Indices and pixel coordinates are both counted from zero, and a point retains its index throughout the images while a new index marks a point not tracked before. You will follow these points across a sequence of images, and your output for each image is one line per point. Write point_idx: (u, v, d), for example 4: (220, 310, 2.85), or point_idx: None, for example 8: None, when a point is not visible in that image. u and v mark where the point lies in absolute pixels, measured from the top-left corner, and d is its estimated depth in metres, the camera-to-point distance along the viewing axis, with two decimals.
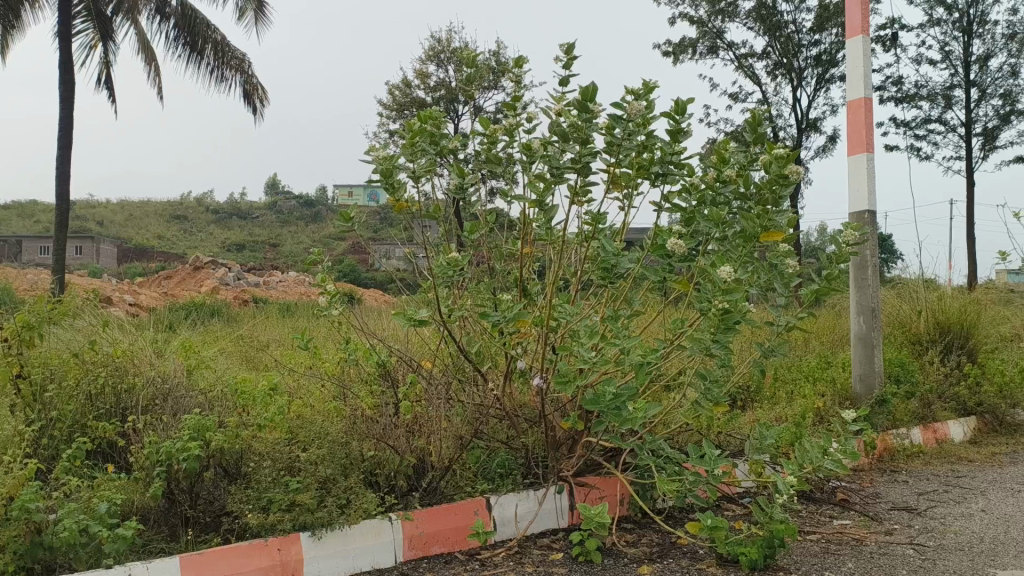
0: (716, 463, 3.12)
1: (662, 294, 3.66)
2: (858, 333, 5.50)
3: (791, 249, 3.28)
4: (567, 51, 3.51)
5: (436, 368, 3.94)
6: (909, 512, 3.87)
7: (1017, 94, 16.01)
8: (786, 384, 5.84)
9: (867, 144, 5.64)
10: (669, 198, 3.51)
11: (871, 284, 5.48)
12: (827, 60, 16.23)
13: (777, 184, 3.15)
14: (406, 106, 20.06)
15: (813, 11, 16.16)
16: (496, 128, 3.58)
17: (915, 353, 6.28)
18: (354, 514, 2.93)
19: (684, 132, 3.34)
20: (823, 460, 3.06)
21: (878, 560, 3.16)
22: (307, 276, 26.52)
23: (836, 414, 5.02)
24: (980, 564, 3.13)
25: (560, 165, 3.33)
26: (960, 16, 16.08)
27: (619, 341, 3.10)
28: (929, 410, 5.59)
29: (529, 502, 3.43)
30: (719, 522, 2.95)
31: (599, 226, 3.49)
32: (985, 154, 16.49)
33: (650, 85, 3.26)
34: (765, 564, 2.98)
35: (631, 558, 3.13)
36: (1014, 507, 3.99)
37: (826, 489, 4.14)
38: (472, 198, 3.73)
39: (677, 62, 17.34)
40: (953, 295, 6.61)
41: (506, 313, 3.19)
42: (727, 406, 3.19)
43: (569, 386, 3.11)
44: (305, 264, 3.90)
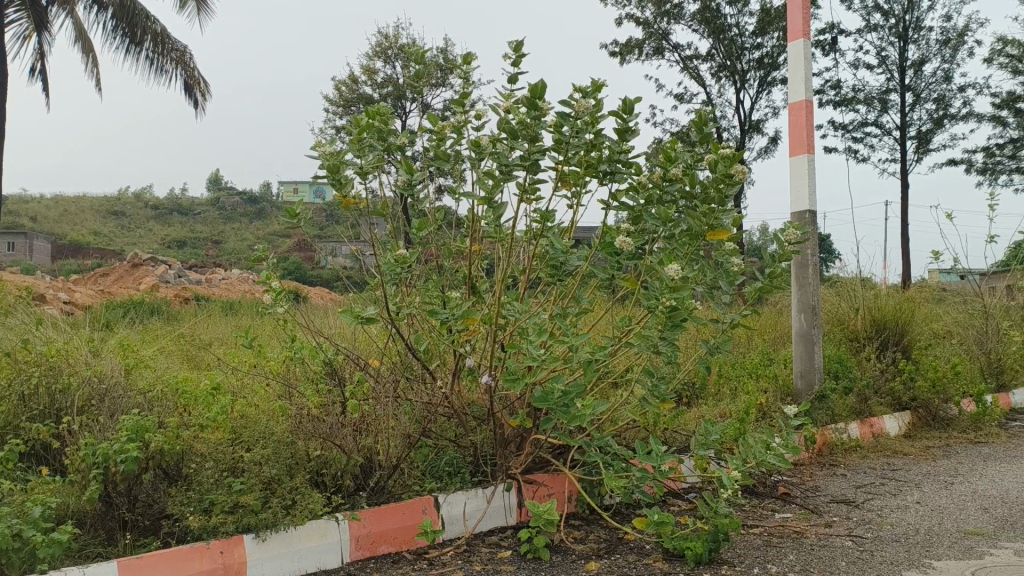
0: (663, 459, 3.16)
1: (609, 291, 3.69)
2: (800, 330, 5.61)
3: (736, 247, 3.34)
4: (515, 48, 3.50)
5: (385, 366, 3.91)
6: (847, 504, 3.97)
7: (950, 98, 16.57)
8: (730, 380, 5.94)
9: (808, 145, 5.76)
10: (617, 196, 3.53)
11: (812, 282, 5.59)
12: (769, 63, 16.54)
13: (723, 183, 3.22)
14: (352, 102, 19.88)
15: (755, 14, 16.46)
16: (445, 125, 3.55)
17: (853, 349, 6.45)
18: (300, 514, 2.90)
19: (631, 131, 3.37)
20: (766, 455, 3.12)
21: (818, 552, 3.23)
22: (250, 274, 26.07)
23: (777, 410, 5.13)
24: (916, 555, 3.23)
25: (510, 162, 3.33)
26: (896, 21, 16.55)
27: (568, 338, 3.12)
28: (866, 405, 5.74)
29: (477, 500, 3.42)
30: (666, 517, 3.00)
31: (547, 224, 3.50)
32: (919, 157, 17.01)
33: (598, 84, 3.28)
34: (710, 558, 3.03)
35: (579, 555, 3.15)
36: (948, 499, 4.13)
37: (768, 483, 4.22)
38: (421, 195, 3.71)
39: (624, 63, 17.49)
40: (889, 293, 6.80)
41: (455, 311, 3.17)
42: (673, 402, 3.24)
43: (517, 383, 3.12)
44: (250, 261, 3.84)
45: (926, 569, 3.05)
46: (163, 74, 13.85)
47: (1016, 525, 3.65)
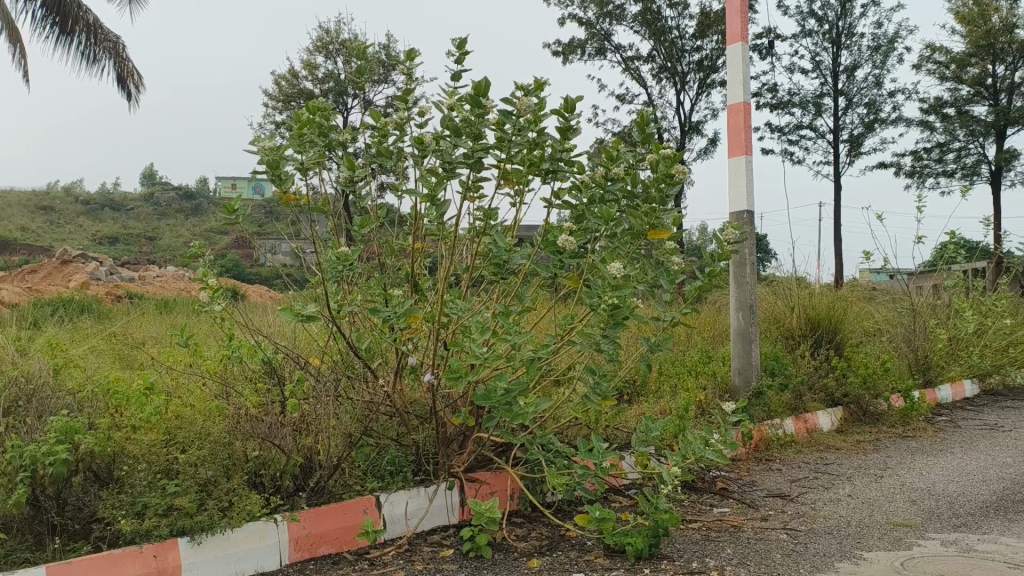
0: (605, 456, 3.19)
1: (552, 289, 3.70)
2: (737, 327, 5.71)
3: (677, 247, 3.39)
4: (459, 45, 3.49)
5: (326, 365, 3.85)
6: (782, 498, 4.07)
7: (880, 103, 17.08)
8: (669, 377, 6.03)
9: (746, 147, 5.88)
10: (560, 194, 3.55)
11: (750, 282, 5.69)
12: (709, 66, 16.83)
13: (664, 183, 3.27)
14: (292, 98, 19.61)
15: (695, 17, 16.71)
16: (387, 121, 3.52)
17: (789, 346, 6.61)
18: (237, 517, 2.84)
19: (573, 129, 3.39)
20: (705, 450, 3.18)
21: (755, 545, 3.30)
22: (186, 271, 25.50)
23: (715, 406, 5.22)
24: (848, 546, 3.32)
25: (453, 159, 3.31)
26: (829, 27, 16.99)
27: (511, 337, 3.12)
28: (800, 402, 5.87)
29: (420, 499, 3.40)
30: (607, 514, 3.03)
31: (490, 221, 3.51)
32: (851, 160, 17.51)
33: (541, 82, 3.29)
34: (650, 554, 3.07)
35: (521, 552, 3.16)
36: (878, 491, 4.26)
37: (707, 479, 4.30)
38: (363, 191, 3.67)
39: (566, 63, 17.60)
40: (823, 292, 6.97)
41: (397, 308, 3.15)
42: (614, 399, 3.27)
43: (460, 381, 3.10)
44: (185, 258, 3.74)
45: (857, 560, 3.14)
46: (96, 65, 13.44)
47: (941, 516, 3.78)
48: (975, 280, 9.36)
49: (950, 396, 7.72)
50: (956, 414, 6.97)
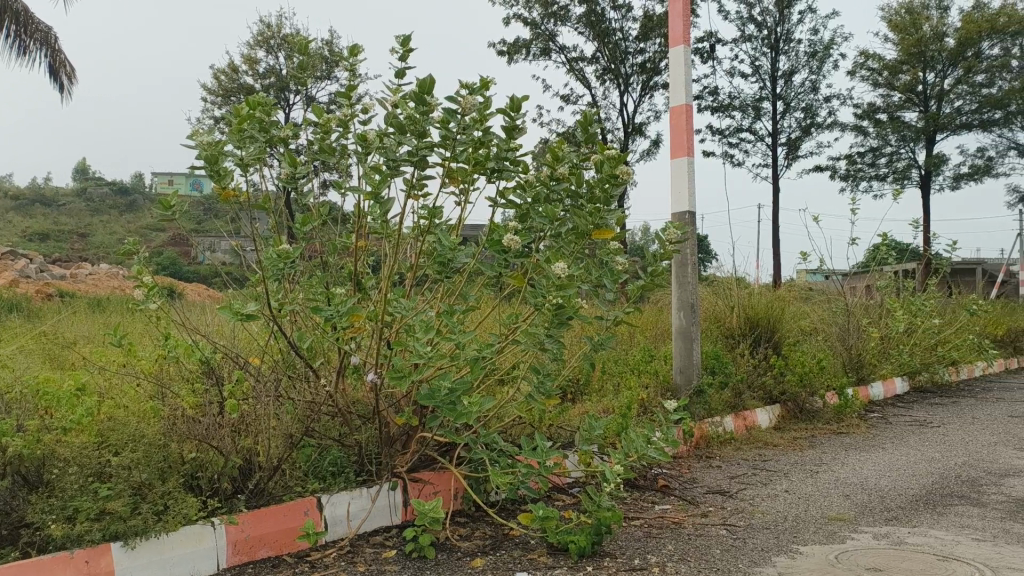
0: (548, 455, 3.21)
1: (496, 288, 3.70)
2: (679, 327, 5.78)
3: (621, 247, 3.43)
4: (403, 42, 3.47)
5: (266, 365, 3.78)
6: (722, 495, 4.14)
7: (817, 108, 17.51)
8: (612, 376, 6.09)
9: (688, 149, 5.96)
10: (505, 193, 3.55)
11: (691, 282, 5.77)
12: (651, 68, 17.05)
13: (609, 183, 3.30)
14: (232, 92, 19.27)
15: (638, 20, 16.90)
16: (330, 118, 3.47)
17: (729, 345, 6.73)
18: (173, 520, 2.77)
19: (519, 129, 3.39)
20: (647, 449, 3.22)
21: (696, 541, 3.35)
22: (120, 268, 24.79)
23: (657, 405, 5.28)
24: (785, 541, 3.39)
25: (396, 157, 3.29)
26: (768, 32, 17.36)
27: (455, 336, 3.11)
28: (739, 399, 5.98)
29: (362, 500, 3.37)
30: (550, 512, 3.04)
31: (434, 220, 3.49)
32: (789, 162, 17.90)
33: (486, 81, 3.29)
34: (593, 552, 3.09)
35: (464, 552, 3.15)
36: (813, 486, 4.37)
37: (649, 477, 4.34)
38: (305, 188, 3.61)
39: (511, 62, 17.62)
40: (761, 292, 7.11)
41: (340, 307, 3.11)
42: (558, 398, 3.29)
43: (404, 381, 3.08)
44: (119, 255, 3.63)
45: (793, 554, 3.21)
46: (26, 56, 12.97)
47: (874, 510, 3.89)
48: (906, 281, 9.66)
49: (882, 394, 7.96)
50: (887, 411, 7.18)
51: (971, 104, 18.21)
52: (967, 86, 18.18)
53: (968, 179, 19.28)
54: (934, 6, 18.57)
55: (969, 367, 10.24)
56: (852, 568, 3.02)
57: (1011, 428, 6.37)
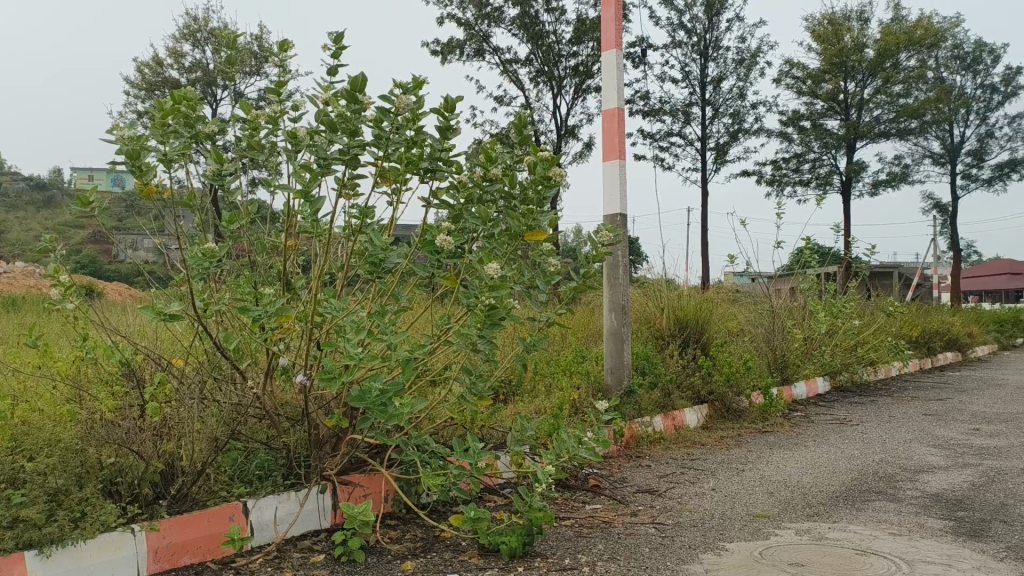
0: (480, 456, 3.21)
1: (429, 289, 3.68)
2: (610, 328, 5.83)
3: (553, 248, 3.44)
4: (336, 39, 3.42)
5: (190, 366, 3.67)
6: (651, 493, 4.20)
7: (744, 114, 17.93)
8: (545, 377, 6.12)
9: (620, 152, 6.03)
10: (438, 194, 3.54)
11: (622, 283, 5.83)
12: (584, 71, 17.21)
13: (542, 185, 3.33)
14: (156, 87, 18.76)
15: (571, 23, 17.04)
16: (259, 114, 3.39)
17: (658, 346, 6.82)
18: (90, 527, 2.68)
19: (453, 129, 3.38)
20: (578, 449, 3.25)
21: (625, 539, 3.40)
22: (35, 266, 23.80)
23: (589, 405, 5.32)
24: (711, 538, 3.46)
25: (327, 156, 3.24)
26: (697, 39, 17.70)
27: (386, 337, 3.08)
28: (668, 399, 6.07)
29: (290, 504, 3.30)
30: (482, 513, 3.04)
31: (366, 220, 3.46)
32: (717, 167, 18.29)
33: (420, 80, 3.27)
34: (524, 552, 3.10)
35: (395, 555, 3.12)
36: (740, 484, 4.46)
37: (580, 477, 4.37)
38: (232, 185, 3.53)
39: (445, 63, 17.56)
40: (690, 294, 7.24)
41: (268, 308, 3.04)
42: (490, 399, 3.29)
43: (334, 382, 3.03)
44: (34, 252, 3.49)
45: (719, 551, 3.27)
46: None
47: (796, 507, 4.00)
48: (828, 284, 9.96)
49: (805, 393, 8.19)
50: (809, 410, 7.39)
51: (889, 113, 18.88)
52: (885, 96, 18.84)
53: (885, 186, 20.00)
54: (855, 18, 19.21)
55: (886, 367, 10.62)
56: (775, 564, 3.10)
57: (924, 425, 6.62)
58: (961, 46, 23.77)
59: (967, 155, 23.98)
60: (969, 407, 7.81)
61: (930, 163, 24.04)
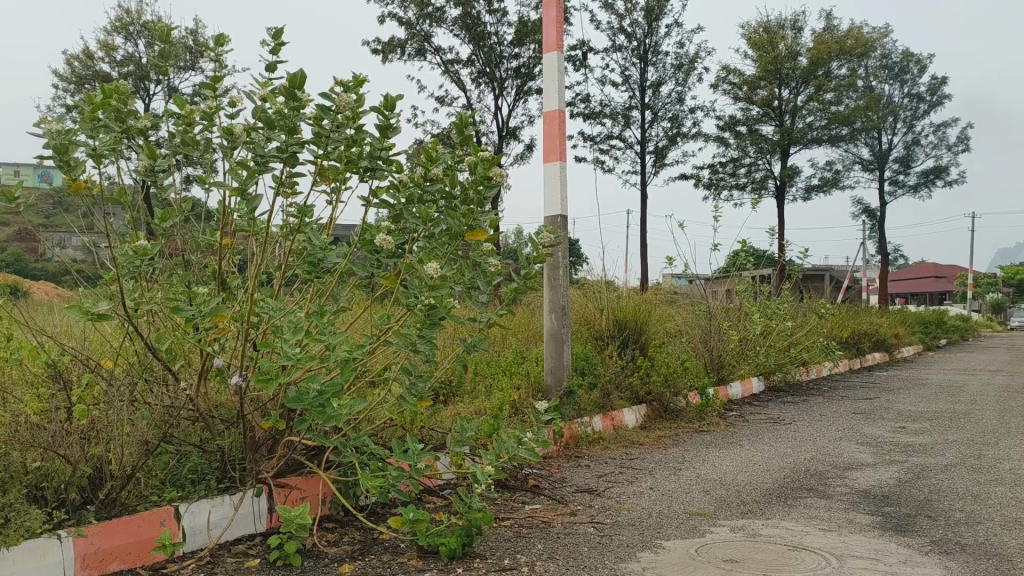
0: (419, 457, 3.19)
1: (368, 289, 3.64)
2: (550, 329, 5.85)
3: (493, 248, 3.45)
4: (275, 35, 3.36)
5: (119, 368, 3.57)
6: (590, 493, 4.23)
7: (682, 118, 18.22)
8: (485, 378, 6.13)
9: (561, 153, 6.06)
10: (378, 193, 3.51)
11: (563, 284, 5.86)
12: (525, 73, 17.27)
13: (482, 185, 3.33)
14: (86, 80, 18.20)
15: (512, 25, 17.08)
16: (194, 109, 3.31)
17: (598, 347, 6.88)
18: (14, 534, 2.58)
19: (393, 128, 3.36)
20: (518, 449, 3.26)
21: (564, 539, 3.41)
22: None
23: (529, 405, 5.34)
24: (649, 536, 3.50)
25: (265, 153, 3.19)
26: (637, 44, 17.93)
27: (325, 337, 3.03)
28: (608, 400, 6.12)
29: (224, 508, 3.23)
30: (421, 515, 3.02)
31: (305, 219, 3.42)
32: (656, 171, 18.54)
33: (360, 79, 3.24)
34: (463, 553, 3.10)
35: (332, 558, 3.07)
36: (677, 483, 4.53)
37: (519, 477, 4.38)
38: (165, 182, 3.44)
39: (386, 62, 17.43)
40: (629, 295, 7.31)
41: (202, 307, 2.98)
42: (430, 400, 3.28)
43: (270, 384, 2.98)
44: None
45: (656, 549, 3.32)
46: None
47: (731, 505, 4.08)
48: (762, 286, 10.17)
49: (739, 393, 8.36)
50: (744, 410, 7.55)
51: (821, 120, 19.35)
52: (817, 103, 19.34)
53: (817, 191, 20.55)
54: (789, 27, 19.70)
55: (818, 367, 10.90)
56: (711, 561, 3.15)
57: (853, 424, 6.82)
58: (889, 56, 24.59)
59: (895, 162, 24.79)
60: (895, 406, 8.07)
61: (860, 170, 24.79)
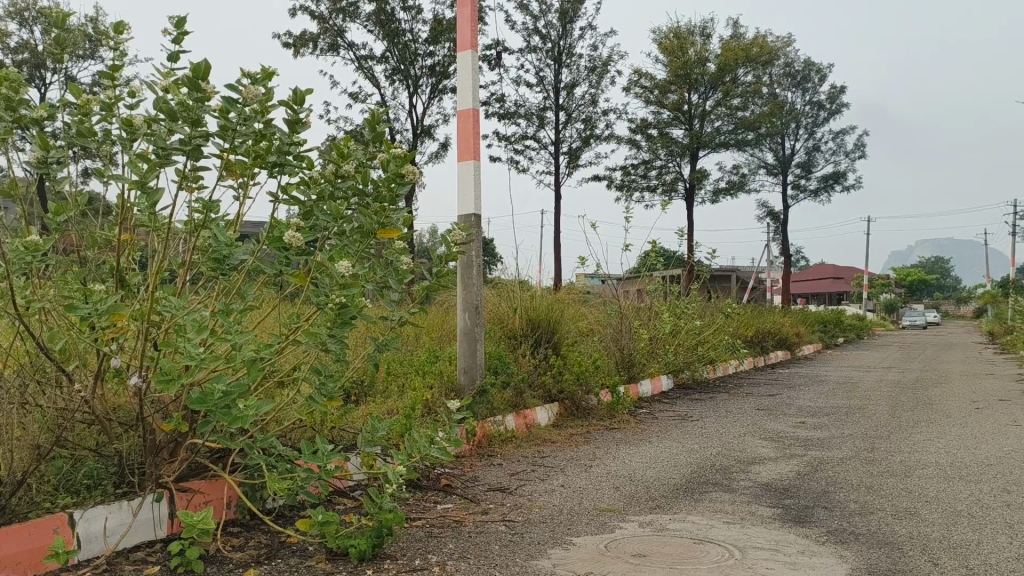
0: (329, 458, 3.14)
1: (277, 288, 3.56)
2: (464, 328, 5.84)
3: (406, 247, 3.43)
4: (178, 24, 3.25)
5: (7, 369, 3.39)
6: (502, 491, 4.25)
7: (596, 120, 18.47)
8: (398, 377, 6.08)
9: (475, 152, 6.06)
10: (287, 189, 3.44)
11: (476, 283, 5.86)
12: (440, 72, 17.21)
13: (395, 182, 3.31)
14: None
15: (427, 23, 17.00)
16: (91, 98, 3.17)
17: (511, 346, 6.90)
18: None
19: (303, 123, 3.29)
20: (430, 449, 3.25)
21: (475, 538, 3.41)
22: None
23: (442, 405, 5.32)
24: (560, 533, 3.53)
25: (167, 146, 3.08)
26: (551, 45, 18.08)
27: (231, 337, 2.94)
28: (520, 398, 6.16)
29: (122, 515, 3.09)
30: (330, 517, 2.97)
31: (210, 214, 3.31)
32: (570, 171, 18.74)
33: (269, 71, 3.16)
34: (374, 554, 3.06)
35: (237, 563, 2.99)
36: (587, 480, 4.59)
37: (431, 477, 4.36)
38: (59, 174, 3.28)
39: (297, 56, 17.11)
40: (542, 294, 7.37)
41: (99, 306, 2.85)
42: (341, 400, 3.23)
43: (171, 385, 2.87)
44: None
45: (567, 545, 3.35)
46: None
47: (640, 500, 4.15)
48: (672, 286, 10.41)
49: (649, 391, 8.55)
50: (653, 407, 7.71)
51: (728, 125, 20.00)
52: (725, 109, 19.96)
53: (725, 195, 21.15)
54: (698, 33, 20.12)
55: (724, 365, 11.23)
56: (619, 556, 3.20)
57: (757, 420, 7.04)
58: (791, 64, 25.50)
59: (797, 167, 25.75)
60: (795, 402, 8.38)
61: (765, 174, 25.67)
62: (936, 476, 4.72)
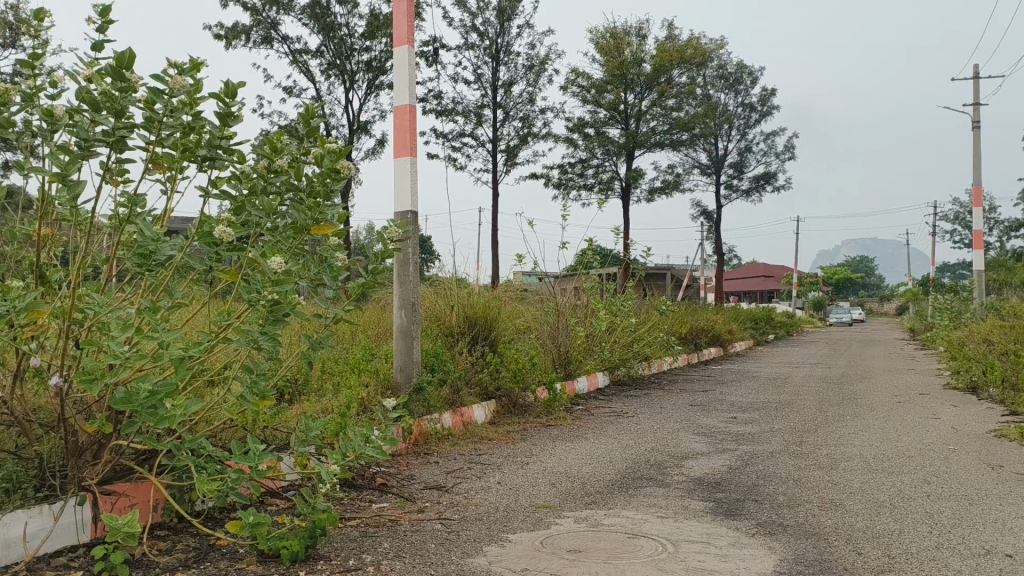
0: (260, 459, 3.07)
1: (207, 284, 3.47)
2: (400, 326, 5.79)
3: (340, 243, 3.38)
4: (102, 12, 3.14)
5: None
6: (438, 489, 4.23)
7: (533, 119, 18.54)
8: (333, 375, 6.00)
9: (411, 149, 6.01)
10: (218, 183, 3.35)
11: (412, 281, 5.83)
12: (377, 67, 17.05)
13: (329, 177, 3.26)
14: None
15: (363, 18, 16.83)
16: (9, 88, 3.04)
17: (448, 344, 6.88)
18: None
19: (234, 116, 3.22)
20: (365, 448, 3.21)
21: (411, 536, 3.39)
22: None
23: (378, 403, 5.27)
24: (496, 530, 3.54)
25: (90, 137, 2.97)
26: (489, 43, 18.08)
27: (157, 335, 2.86)
28: (457, 396, 6.14)
29: (43, 519, 2.99)
30: (261, 518, 2.91)
31: (136, 209, 3.21)
32: (508, 169, 18.77)
33: (197, 62, 3.08)
34: (306, 555, 3.02)
35: (164, 567, 2.91)
36: (523, 477, 4.60)
37: (367, 475, 4.32)
38: None
39: (229, 48, 16.74)
40: (479, 292, 7.36)
41: (16, 302, 2.73)
42: (273, 398, 3.16)
43: (94, 385, 2.78)
44: None
45: (502, 542, 3.35)
46: None
47: (576, 496, 4.18)
48: (608, 284, 10.52)
49: (584, 388, 8.64)
50: (589, 404, 7.78)
51: (663, 125, 20.30)
52: (660, 109, 20.26)
53: (660, 194, 21.47)
54: (634, 33, 20.35)
55: (659, 361, 11.40)
56: (555, 552, 3.22)
57: (690, 415, 7.17)
58: (724, 67, 26.01)
59: (730, 167, 26.30)
60: (727, 397, 8.55)
61: (699, 174, 26.14)
62: (860, 468, 4.88)
